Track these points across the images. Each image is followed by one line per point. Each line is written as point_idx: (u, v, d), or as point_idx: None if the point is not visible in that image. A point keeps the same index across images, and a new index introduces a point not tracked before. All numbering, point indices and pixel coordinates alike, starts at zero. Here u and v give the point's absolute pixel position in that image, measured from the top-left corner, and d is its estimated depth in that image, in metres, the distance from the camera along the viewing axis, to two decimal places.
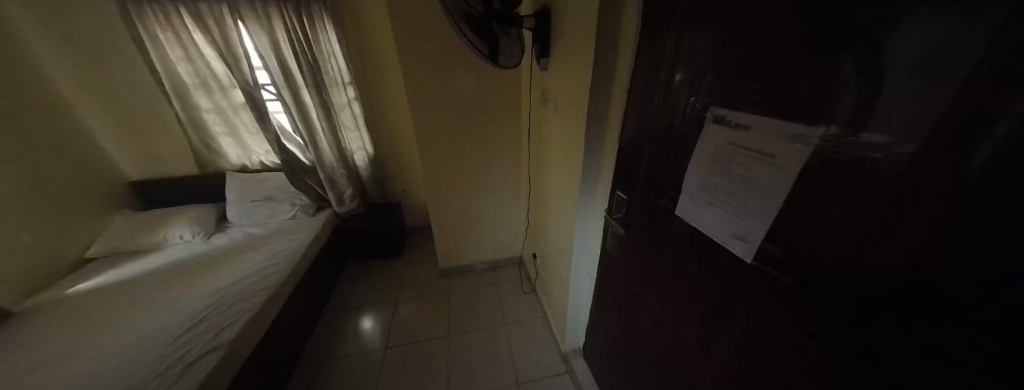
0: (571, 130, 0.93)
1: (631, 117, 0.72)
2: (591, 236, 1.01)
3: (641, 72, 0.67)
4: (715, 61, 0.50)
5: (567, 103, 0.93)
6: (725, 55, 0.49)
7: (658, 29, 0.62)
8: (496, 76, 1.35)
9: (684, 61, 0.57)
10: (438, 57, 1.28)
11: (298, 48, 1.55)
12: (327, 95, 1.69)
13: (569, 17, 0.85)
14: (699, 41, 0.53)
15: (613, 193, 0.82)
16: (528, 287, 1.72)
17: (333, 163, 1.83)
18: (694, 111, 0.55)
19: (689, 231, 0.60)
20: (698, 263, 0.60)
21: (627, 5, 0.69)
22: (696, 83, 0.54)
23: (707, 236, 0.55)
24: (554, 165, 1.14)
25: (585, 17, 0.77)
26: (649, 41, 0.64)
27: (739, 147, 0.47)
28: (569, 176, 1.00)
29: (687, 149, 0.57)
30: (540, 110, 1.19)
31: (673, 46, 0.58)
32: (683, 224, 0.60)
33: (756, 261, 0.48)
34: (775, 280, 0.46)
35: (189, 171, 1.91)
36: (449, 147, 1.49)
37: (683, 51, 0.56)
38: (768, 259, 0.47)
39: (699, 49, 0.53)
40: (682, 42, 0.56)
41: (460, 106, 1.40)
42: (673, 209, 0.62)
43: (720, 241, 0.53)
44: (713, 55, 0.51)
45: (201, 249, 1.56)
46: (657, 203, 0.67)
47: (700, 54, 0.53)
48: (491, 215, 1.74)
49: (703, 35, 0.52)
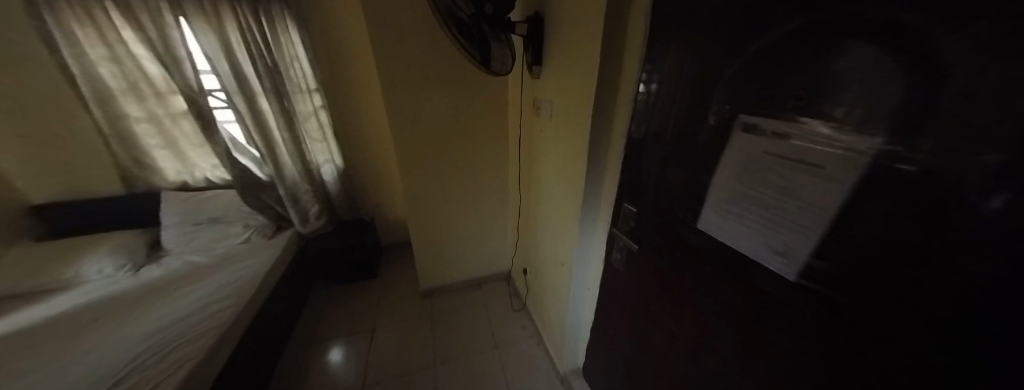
0: (570, 139, 0.89)
1: (639, 126, 0.69)
2: (593, 250, 0.96)
3: (649, 80, 0.65)
4: (740, 68, 0.48)
5: (565, 112, 0.89)
6: (751, 62, 0.46)
7: (668, 35, 0.59)
8: (482, 84, 1.29)
9: (701, 68, 0.54)
10: (419, 63, 1.19)
11: (255, 50, 1.39)
12: (289, 103, 1.52)
13: (566, 22, 0.81)
14: (717, 48, 0.51)
15: (620, 206, 0.78)
16: (516, 303, 1.64)
17: (296, 177, 1.63)
18: (717, 119, 0.52)
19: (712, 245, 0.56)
20: (724, 279, 0.56)
21: (633, 12, 0.67)
22: (717, 92, 0.51)
23: (740, 252, 0.52)
24: (548, 175, 1.09)
25: (585, 23, 0.74)
26: (658, 48, 0.62)
27: (777, 157, 0.44)
28: (568, 188, 0.95)
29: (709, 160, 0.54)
30: (530, 119, 1.14)
31: (687, 52, 0.56)
32: (705, 237, 0.57)
33: (800, 279, 0.44)
34: (821, 297, 0.43)
35: (111, 191, 1.61)
36: (431, 159, 1.39)
37: (700, 57, 0.54)
38: (814, 276, 0.43)
39: (717, 56, 0.51)
40: (697, 49, 0.54)
41: (443, 115, 1.31)
42: (693, 222, 0.59)
43: (756, 258, 0.49)
44: (737, 62, 0.48)
45: (125, 286, 1.29)
46: (673, 216, 0.63)
47: (720, 61, 0.51)
48: (477, 228, 1.65)
49: (722, 41, 0.50)
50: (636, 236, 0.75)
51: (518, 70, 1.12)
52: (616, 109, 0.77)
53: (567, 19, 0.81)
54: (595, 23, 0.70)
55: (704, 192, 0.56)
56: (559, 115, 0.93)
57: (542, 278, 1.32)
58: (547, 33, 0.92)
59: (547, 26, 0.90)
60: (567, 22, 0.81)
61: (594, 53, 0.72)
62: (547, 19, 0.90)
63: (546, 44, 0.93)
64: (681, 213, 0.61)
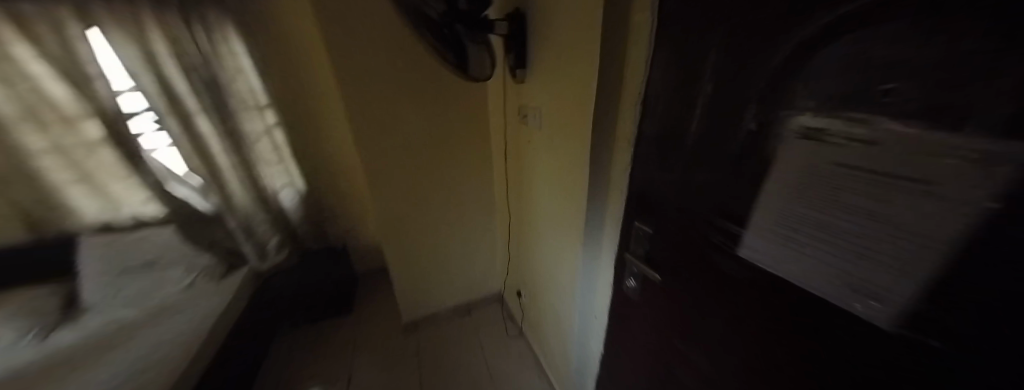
0: (567, 150, 0.78)
1: (648, 135, 0.59)
2: (599, 273, 0.85)
3: (660, 80, 0.54)
4: (788, 57, 0.36)
5: (559, 120, 0.78)
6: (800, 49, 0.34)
7: (682, 25, 0.48)
8: (458, 91, 1.16)
9: (729, 62, 0.43)
10: (388, 71, 1.05)
11: (188, 63, 1.20)
12: (234, 122, 1.31)
13: (553, 18, 0.70)
14: (750, 33, 0.39)
15: (631, 224, 0.68)
16: (512, 328, 1.50)
17: (250, 206, 1.43)
18: (759, 124, 0.41)
19: (754, 277, 0.47)
20: (774, 319, 0.45)
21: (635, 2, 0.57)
22: (757, 89, 0.40)
23: (801, 287, 0.41)
24: (542, 190, 0.98)
25: (579, 17, 0.63)
26: (668, 42, 0.51)
27: (853, 171, 0.33)
28: (566, 205, 0.85)
29: (750, 175, 0.44)
30: (517, 128, 1.02)
31: (709, 43, 0.45)
32: (746, 267, 0.47)
33: (896, 327, 0.32)
34: (934, 360, 0.30)
35: (8, 239, 1.31)
36: (405, 177, 1.24)
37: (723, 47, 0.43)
38: (919, 327, 0.31)
39: (752, 45, 0.39)
40: (722, 39, 0.43)
41: (417, 129, 1.17)
42: (731, 248, 0.49)
43: (827, 296, 0.38)
44: (781, 51, 0.36)
45: (19, 359, 1.01)
46: (704, 239, 0.53)
47: (756, 53, 0.39)
48: (462, 248, 1.50)
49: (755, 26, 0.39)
50: (652, 261, 0.65)
51: (500, 74, 0.99)
52: (619, 115, 0.66)
53: (554, 14, 0.70)
54: (591, 15, 0.59)
55: (744, 212, 0.45)
56: (552, 123, 0.81)
57: (539, 301, 1.19)
58: (530, 32, 0.80)
59: (531, 23, 0.79)
60: (555, 17, 0.70)
61: (591, 51, 0.62)
62: (531, 16, 0.79)
63: (530, 44, 0.82)
64: (714, 236, 0.51)
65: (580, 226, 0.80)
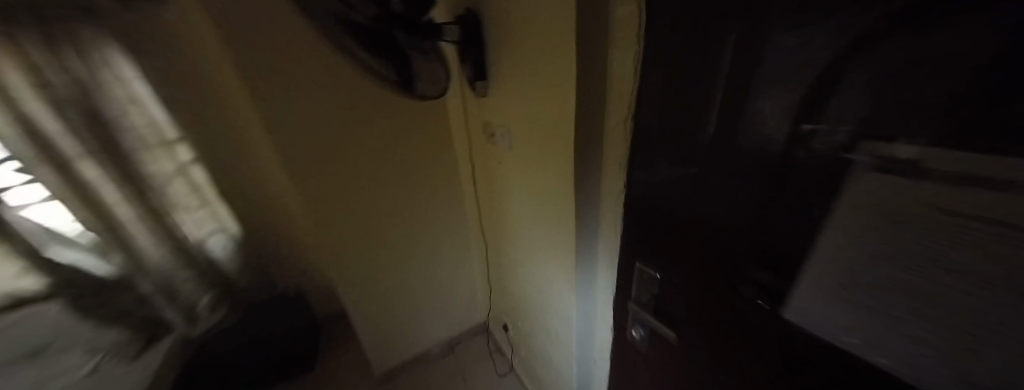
0: (548, 176, 0.65)
1: (645, 161, 0.47)
2: (596, 315, 0.73)
3: (658, 91, 0.42)
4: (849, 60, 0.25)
5: (534, 140, 0.65)
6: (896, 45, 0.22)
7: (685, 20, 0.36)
8: (413, 109, 1.00)
9: (765, 64, 0.31)
10: (325, 94, 0.88)
11: (56, 97, 0.94)
12: (134, 165, 1.07)
13: (514, 20, 0.57)
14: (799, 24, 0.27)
15: (634, 264, 0.56)
16: (501, 363, 1.35)
17: (167, 263, 1.19)
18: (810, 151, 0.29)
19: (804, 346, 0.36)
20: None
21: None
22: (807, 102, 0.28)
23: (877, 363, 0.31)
24: (521, 218, 0.84)
25: (546, 16, 0.50)
26: (664, 47, 0.39)
27: (966, 226, 0.23)
28: (551, 237, 0.72)
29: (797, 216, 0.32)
30: (485, 148, 0.88)
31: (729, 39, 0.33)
32: (792, 331, 0.36)
33: None
34: None
35: None
36: (359, 213, 1.07)
37: (744, 53, 0.32)
38: None
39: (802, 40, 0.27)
40: (751, 34, 0.31)
41: (368, 157, 1.00)
42: (774, 307, 0.37)
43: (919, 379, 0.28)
44: (838, 52, 0.25)
45: None
46: (732, 292, 0.42)
47: (807, 53, 0.27)
48: (437, 282, 1.34)
49: (803, 16, 0.27)
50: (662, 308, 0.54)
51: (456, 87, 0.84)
52: (604, 134, 0.54)
53: (514, 15, 0.57)
54: (562, 14, 0.46)
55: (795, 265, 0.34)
56: (526, 143, 0.68)
57: (528, 338, 1.06)
58: (487, 38, 0.66)
59: (488, 27, 0.65)
60: (516, 18, 0.57)
61: (566, 58, 0.49)
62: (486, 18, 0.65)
63: (489, 52, 0.68)
64: (744, 290, 0.40)
65: (571, 263, 0.68)
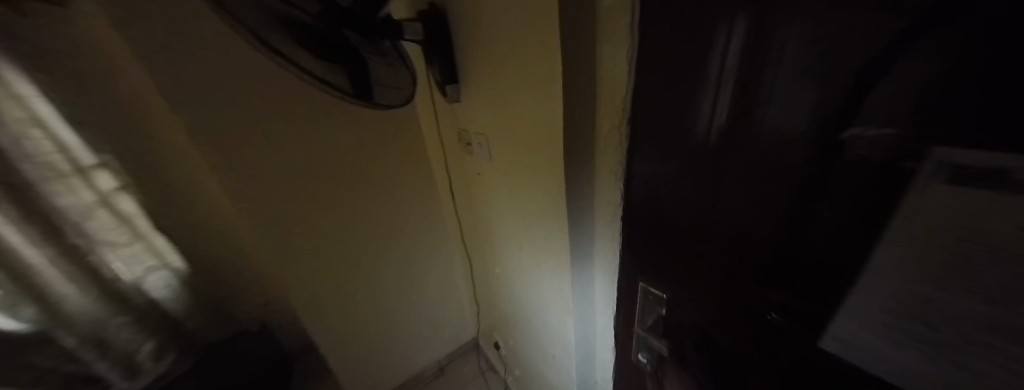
0: (534, 189, 0.59)
1: (646, 172, 0.42)
2: (595, 337, 0.67)
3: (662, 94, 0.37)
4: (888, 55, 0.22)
5: (518, 151, 0.58)
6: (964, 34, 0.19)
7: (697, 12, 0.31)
8: (380, 120, 0.91)
9: (802, 61, 0.26)
10: (272, 109, 0.78)
11: None
12: (42, 201, 0.89)
13: (486, 16, 0.50)
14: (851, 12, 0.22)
15: (636, 285, 0.51)
16: (494, 382, 1.28)
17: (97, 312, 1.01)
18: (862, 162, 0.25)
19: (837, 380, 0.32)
20: None
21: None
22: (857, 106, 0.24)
23: None
24: (506, 234, 0.77)
25: (523, 11, 0.43)
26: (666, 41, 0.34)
27: None
28: (542, 254, 0.66)
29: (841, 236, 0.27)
30: (462, 159, 0.80)
31: (757, 34, 0.28)
32: (833, 366, 0.31)
33: None
34: None
35: None
36: (325, 237, 0.96)
37: (763, 49, 0.28)
38: None
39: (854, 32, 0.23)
40: (786, 26, 0.26)
41: (331, 175, 0.90)
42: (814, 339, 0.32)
43: None
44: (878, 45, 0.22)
45: None
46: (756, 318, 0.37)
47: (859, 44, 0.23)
48: (420, 302, 1.25)
49: (830, 7, 0.23)
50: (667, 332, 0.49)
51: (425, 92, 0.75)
52: (595, 143, 0.48)
53: (485, 11, 0.49)
54: (542, 6, 0.39)
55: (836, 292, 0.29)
56: (507, 155, 0.61)
57: (521, 357, 1.00)
58: (456, 38, 0.59)
59: (456, 25, 0.57)
60: (488, 14, 0.49)
61: (550, 59, 0.42)
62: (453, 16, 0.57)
63: (459, 53, 0.60)
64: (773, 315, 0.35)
65: (566, 284, 0.62)
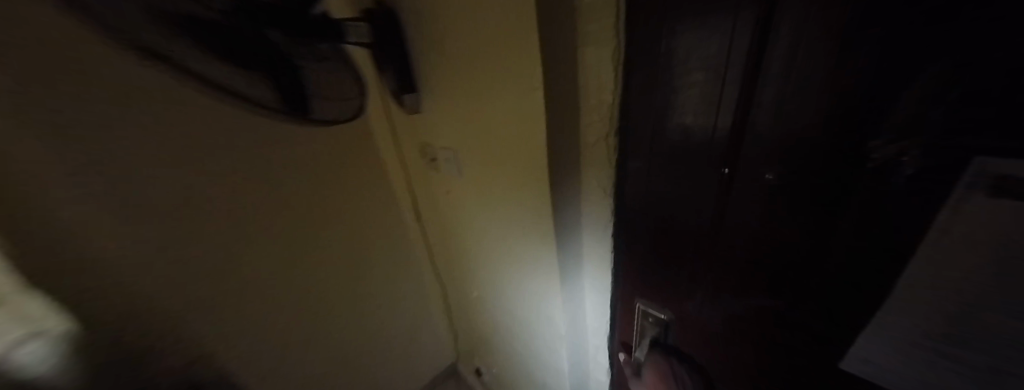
0: (515, 208, 0.53)
1: (641, 187, 0.38)
2: (588, 360, 0.63)
3: (659, 106, 0.33)
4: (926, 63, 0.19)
5: (494, 168, 0.52)
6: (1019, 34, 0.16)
7: (699, 15, 0.27)
8: (325, 134, 0.79)
9: (823, 70, 0.23)
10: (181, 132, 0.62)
11: None
12: None
13: (447, 15, 0.43)
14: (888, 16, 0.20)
15: (633, 308, 0.46)
16: None
17: None
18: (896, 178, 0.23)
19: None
20: None
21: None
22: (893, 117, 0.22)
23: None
24: (483, 256, 0.70)
25: (493, 10, 0.36)
26: (661, 45, 0.30)
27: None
28: (527, 277, 0.60)
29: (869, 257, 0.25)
30: (426, 176, 0.71)
31: (769, 42, 0.25)
32: (846, 382, 0.30)
33: None
34: None
35: None
36: (269, 276, 0.81)
37: (769, 54, 0.25)
38: None
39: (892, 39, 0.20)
40: (804, 33, 0.23)
41: (268, 204, 0.76)
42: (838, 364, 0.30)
43: None
44: (907, 51, 0.20)
45: None
46: (763, 338, 0.34)
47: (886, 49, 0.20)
48: (390, 332, 1.13)
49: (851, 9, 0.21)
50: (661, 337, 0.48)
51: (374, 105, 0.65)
52: (579, 156, 0.44)
53: (446, 10, 0.42)
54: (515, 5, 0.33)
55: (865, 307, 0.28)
56: (482, 171, 0.55)
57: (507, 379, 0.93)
58: (410, 42, 0.51)
59: (409, 27, 0.49)
60: (449, 13, 0.42)
61: (529, 65, 0.36)
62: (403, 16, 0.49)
63: (415, 59, 0.52)
64: (786, 336, 0.32)
65: (556, 307, 0.57)
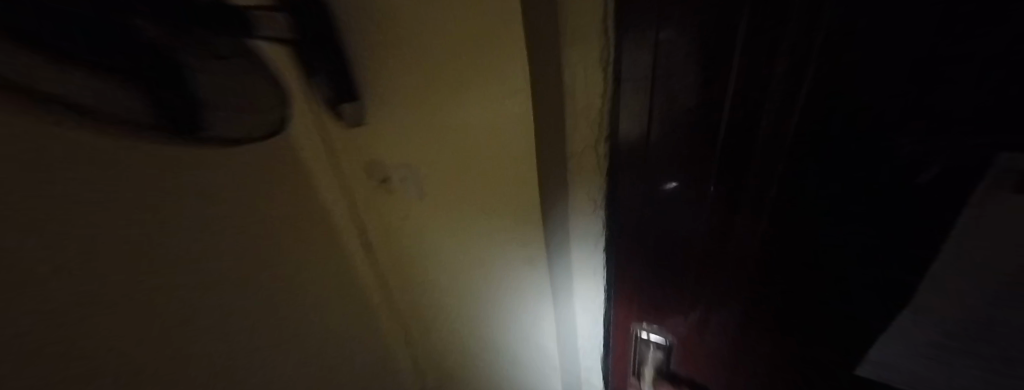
0: (498, 236, 0.46)
1: (639, 196, 0.35)
2: (583, 381, 0.60)
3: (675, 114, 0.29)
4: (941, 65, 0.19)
5: (468, 189, 0.45)
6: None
7: (729, 13, 0.23)
8: None
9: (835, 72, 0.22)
10: None
11: None
12: None
13: (400, 13, 0.34)
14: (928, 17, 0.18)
15: (631, 326, 0.46)
16: None
17: None
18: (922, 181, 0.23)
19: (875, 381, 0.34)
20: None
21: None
22: (920, 120, 0.21)
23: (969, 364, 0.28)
24: (455, 293, 0.60)
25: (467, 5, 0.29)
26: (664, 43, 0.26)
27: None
28: (513, 312, 0.54)
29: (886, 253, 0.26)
30: (371, 206, 0.59)
31: (807, 45, 0.22)
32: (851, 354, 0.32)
33: None
34: None
35: None
36: None
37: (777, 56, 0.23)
38: None
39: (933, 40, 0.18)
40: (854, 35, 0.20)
41: None
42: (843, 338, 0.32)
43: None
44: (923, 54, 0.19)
45: None
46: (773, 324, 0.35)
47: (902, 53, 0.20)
48: None
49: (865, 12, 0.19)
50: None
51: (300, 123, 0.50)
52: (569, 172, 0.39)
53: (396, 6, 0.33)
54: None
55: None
56: (451, 193, 0.47)
57: None
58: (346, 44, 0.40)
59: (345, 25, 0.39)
60: (401, 10, 0.33)
61: (515, 72, 0.30)
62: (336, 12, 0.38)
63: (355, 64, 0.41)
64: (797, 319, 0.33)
65: (549, 340, 0.52)
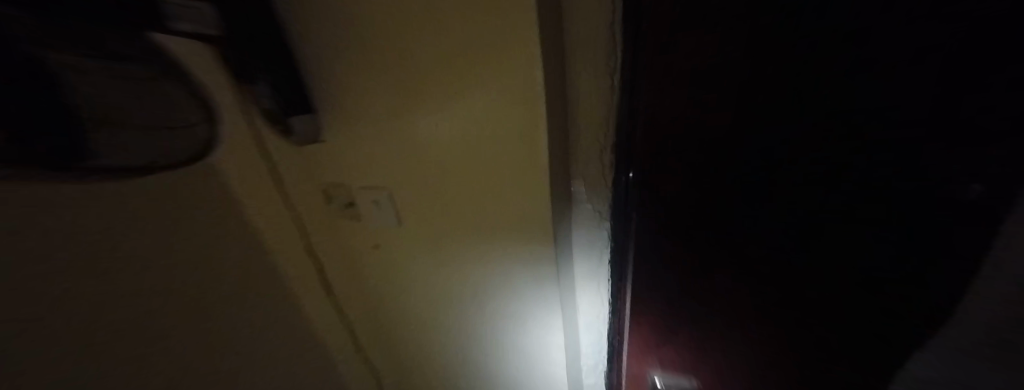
0: (495, 266, 0.42)
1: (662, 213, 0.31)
2: None
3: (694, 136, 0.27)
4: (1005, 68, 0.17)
5: (456, 212, 0.40)
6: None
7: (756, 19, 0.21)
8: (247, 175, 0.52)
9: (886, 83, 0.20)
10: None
11: None
12: None
13: (376, 10, 0.28)
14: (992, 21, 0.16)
15: (640, 359, 0.43)
16: None
17: None
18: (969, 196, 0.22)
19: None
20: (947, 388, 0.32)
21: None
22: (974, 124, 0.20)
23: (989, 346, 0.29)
24: (444, 333, 0.54)
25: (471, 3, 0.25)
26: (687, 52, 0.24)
27: None
28: (513, 344, 0.50)
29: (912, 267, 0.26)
30: (333, 236, 0.50)
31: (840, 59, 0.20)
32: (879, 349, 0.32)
33: None
34: None
35: None
36: None
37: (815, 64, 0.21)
38: None
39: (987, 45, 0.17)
40: (883, 52, 0.19)
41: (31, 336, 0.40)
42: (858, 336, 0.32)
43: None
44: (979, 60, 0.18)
45: None
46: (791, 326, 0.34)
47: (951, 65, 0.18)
48: None
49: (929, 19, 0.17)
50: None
51: (235, 142, 0.40)
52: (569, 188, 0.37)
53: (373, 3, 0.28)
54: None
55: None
56: (437, 219, 0.41)
57: None
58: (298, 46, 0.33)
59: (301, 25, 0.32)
60: (380, 7, 0.28)
61: (529, 76, 0.27)
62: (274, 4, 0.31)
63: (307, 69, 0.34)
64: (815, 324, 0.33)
65: (556, 364, 0.50)
